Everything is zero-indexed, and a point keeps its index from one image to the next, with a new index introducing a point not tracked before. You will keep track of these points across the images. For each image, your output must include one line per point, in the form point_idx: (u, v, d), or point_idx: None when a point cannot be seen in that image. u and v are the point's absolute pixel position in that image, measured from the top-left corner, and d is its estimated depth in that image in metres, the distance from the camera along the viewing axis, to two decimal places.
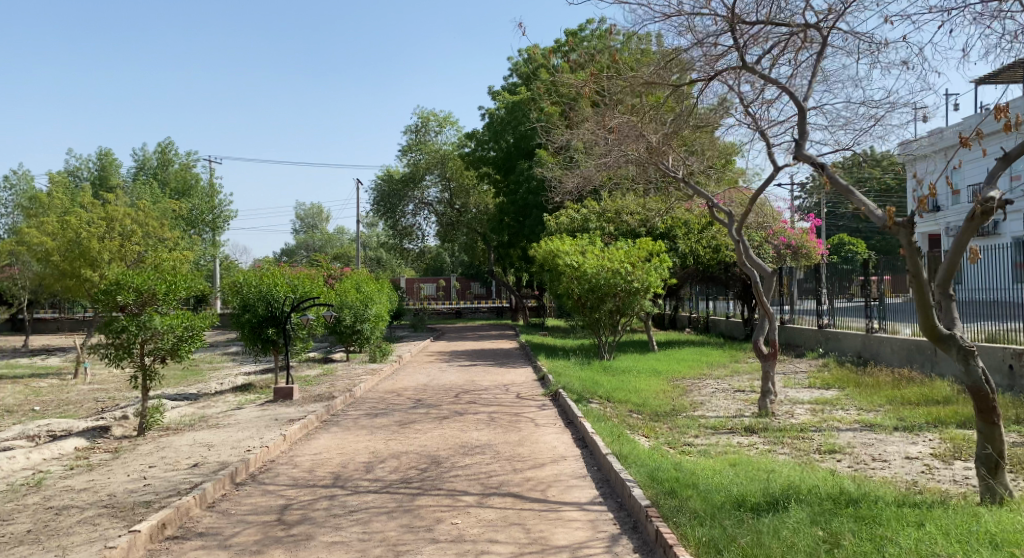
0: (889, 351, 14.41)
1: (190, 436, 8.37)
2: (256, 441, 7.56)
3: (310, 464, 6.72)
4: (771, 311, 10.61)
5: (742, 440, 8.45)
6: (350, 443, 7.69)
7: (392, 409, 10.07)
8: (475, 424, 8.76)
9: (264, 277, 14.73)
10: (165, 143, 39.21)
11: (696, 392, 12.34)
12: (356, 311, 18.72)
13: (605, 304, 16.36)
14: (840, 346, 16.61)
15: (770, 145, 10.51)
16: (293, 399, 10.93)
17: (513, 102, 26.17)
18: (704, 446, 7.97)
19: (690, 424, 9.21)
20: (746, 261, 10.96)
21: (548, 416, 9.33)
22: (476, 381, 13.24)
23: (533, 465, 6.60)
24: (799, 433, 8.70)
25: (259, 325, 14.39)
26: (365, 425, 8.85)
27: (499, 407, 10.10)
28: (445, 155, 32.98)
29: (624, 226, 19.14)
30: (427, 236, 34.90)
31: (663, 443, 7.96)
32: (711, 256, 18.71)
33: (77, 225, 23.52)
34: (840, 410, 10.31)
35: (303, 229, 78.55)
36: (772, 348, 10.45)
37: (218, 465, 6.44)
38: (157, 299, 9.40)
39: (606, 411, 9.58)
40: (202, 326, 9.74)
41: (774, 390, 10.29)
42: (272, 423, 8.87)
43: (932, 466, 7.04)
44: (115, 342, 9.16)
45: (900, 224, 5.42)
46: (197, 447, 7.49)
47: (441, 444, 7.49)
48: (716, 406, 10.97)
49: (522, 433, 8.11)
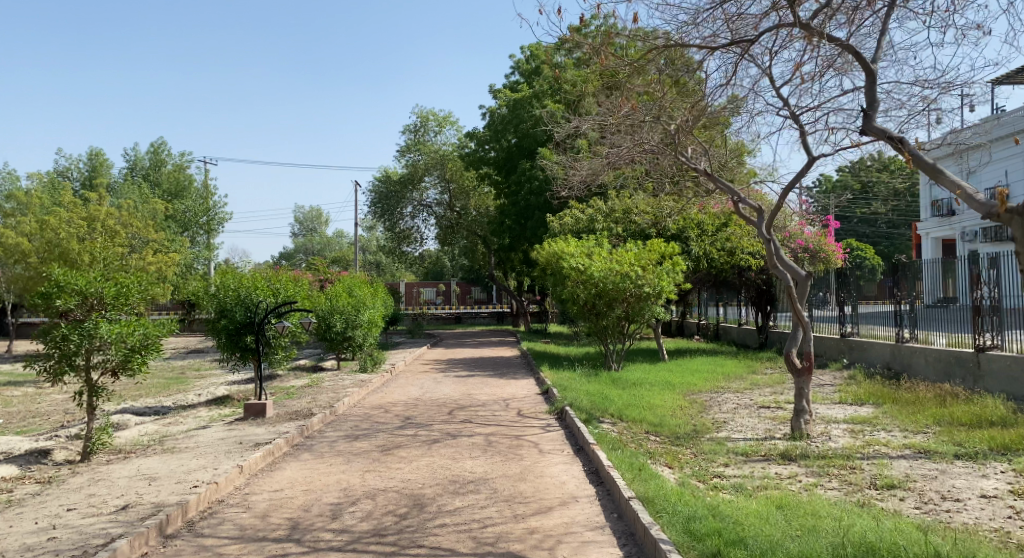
0: (922, 363, 13.21)
1: (136, 465, 7.18)
2: (207, 473, 6.35)
3: (264, 507, 5.51)
4: (806, 320, 9.37)
5: (782, 470, 7.23)
6: (319, 476, 6.47)
7: (377, 430, 8.87)
8: (468, 450, 7.53)
9: (242, 280, 13.56)
10: (158, 143, 38.12)
11: (716, 409, 11.13)
12: (347, 317, 17.52)
13: (613, 310, 15.21)
14: (865, 357, 15.39)
15: (805, 133, 9.41)
16: (266, 416, 9.76)
17: (515, 100, 25.05)
18: (738, 480, 6.78)
19: (716, 450, 8.01)
20: (776, 263, 9.78)
21: (553, 439, 8.11)
22: (473, 394, 12.03)
23: (539, 510, 5.38)
24: (848, 462, 7.46)
25: (236, 333, 13.21)
26: (341, 450, 7.62)
27: (499, 428, 8.88)
28: (444, 155, 31.75)
29: (634, 227, 17.94)
30: (425, 239, 33.69)
31: (689, 476, 6.77)
32: (725, 260, 17.51)
33: (58, 225, 22.41)
34: (883, 433, 9.08)
35: (303, 233, 77.18)
36: (807, 362, 9.20)
37: (149, 510, 5.24)
38: (105, 304, 8.19)
39: (620, 434, 8.40)
40: (159, 334, 8.48)
41: (808, 409, 9.09)
42: (234, 448, 7.67)
43: (1020, 509, 5.79)
44: (55, 352, 7.95)
45: (1014, 212, 4.35)
46: (137, 481, 6.31)
47: (428, 479, 6.26)
48: (741, 426, 9.80)
49: (524, 463, 6.87)
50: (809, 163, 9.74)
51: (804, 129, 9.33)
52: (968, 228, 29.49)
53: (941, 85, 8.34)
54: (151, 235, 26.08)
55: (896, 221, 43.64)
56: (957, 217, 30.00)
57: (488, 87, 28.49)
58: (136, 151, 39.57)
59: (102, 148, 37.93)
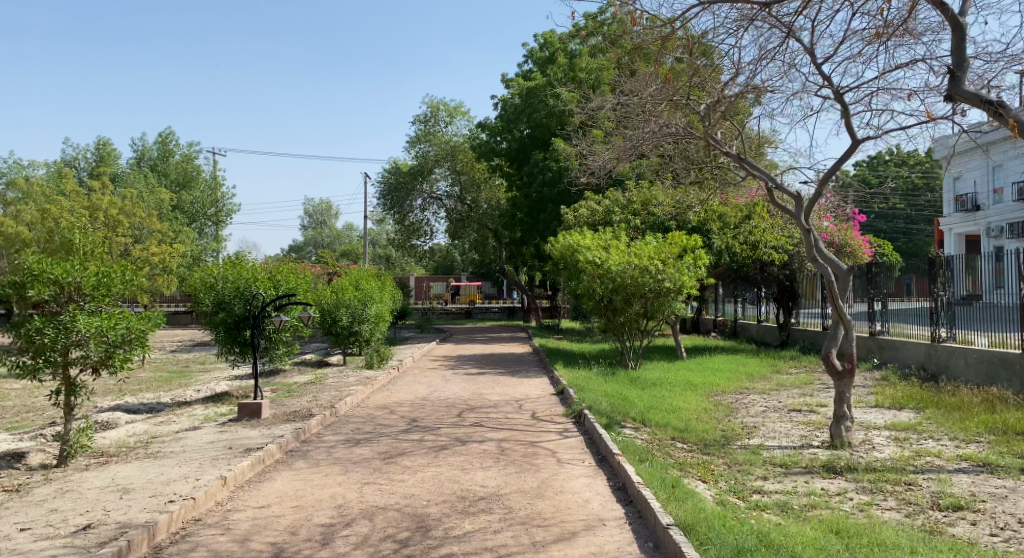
0: (962, 364, 12.42)
1: (112, 473, 6.50)
2: (186, 484, 5.67)
3: (246, 528, 4.82)
4: (847, 318, 8.58)
5: (829, 485, 6.46)
6: (312, 490, 5.76)
7: (381, 434, 8.18)
8: (479, 459, 6.81)
9: (240, 269, 13.03)
10: (166, 134, 37.28)
11: (744, 413, 10.40)
12: (354, 311, 16.87)
13: (631, 306, 14.43)
14: (897, 357, 14.57)
15: (849, 115, 8.67)
16: (261, 417, 9.10)
17: (528, 88, 24.31)
18: (782, 497, 6.06)
19: (753, 461, 7.28)
20: (816, 256, 8.94)
21: (574, 447, 7.40)
22: (483, 394, 11.31)
23: (562, 537, 4.67)
24: (901, 476, 6.69)
25: (235, 327, 12.63)
26: (340, 458, 6.93)
27: (513, 432, 8.19)
28: (455, 146, 30.96)
29: (653, 219, 17.19)
30: (435, 232, 33.04)
31: (727, 493, 6.04)
32: (748, 255, 16.69)
33: (60, 214, 21.82)
34: (933, 442, 8.30)
35: (312, 226, 76.43)
36: (849, 364, 8.43)
37: (111, 532, 4.56)
38: (84, 294, 7.53)
39: (646, 442, 7.69)
40: (144, 328, 7.82)
41: (849, 415, 8.29)
42: (222, 454, 6.98)
43: None
44: (28, 347, 7.29)
45: None
46: (108, 493, 5.62)
47: (435, 494, 5.54)
48: (774, 432, 9.08)
49: (542, 476, 6.14)
50: (853, 148, 8.98)
51: (847, 110, 8.58)
52: (993, 221, 28.80)
53: (1006, 59, 7.60)
54: (156, 226, 25.42)
55: (915, 216, 42.69)
56: (981, 213, 29.08)
57: (501, 77, 27.75)
58: (143, 142, 38.98)
59: (110, 138, 37.43)
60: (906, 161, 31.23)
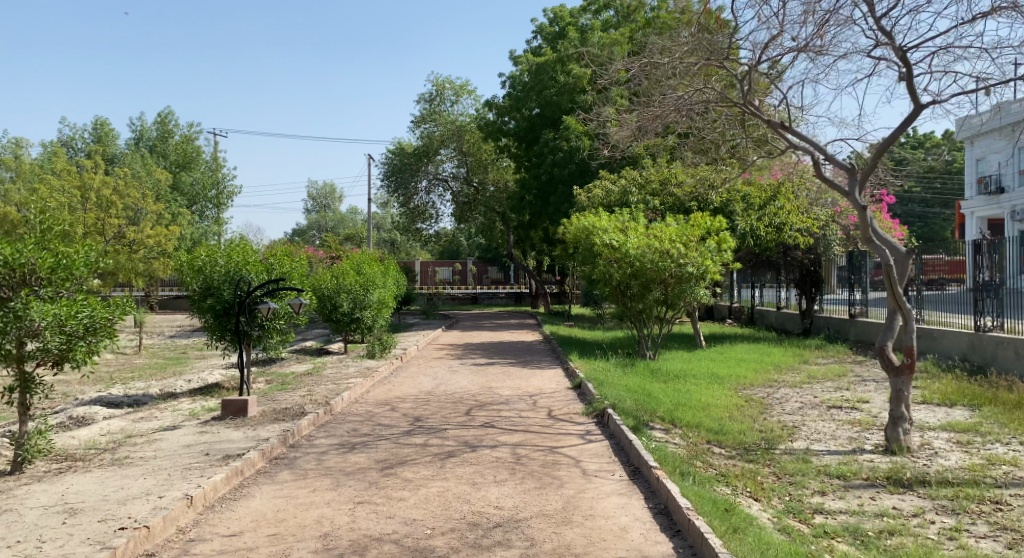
0: (1011, 355, 11.43)
1: (65, 485, 5.58)
2: (144, 505, 4.77)
3: None
4: (907, 307, 7.62)
5: (901, 503, 5.52)
6: (294, 511, 4.84)
7: (380, 436, 7.25)
8: (492, 470, 5.86)
9: (232, 252, 12.06)
10: (166, 114, 36.12)
11: (779, 410, 9.43)
12: (355, 296, 15.90)
13: (649, 293, 13.47)
14: (935, 346, 13.57)
15: (913, 76, 7.67)
16: (247, 415, 8.20)
17: (537, 64, 23.16)
18: (851, 520, 5.12)
19: (805, 471, 6.34)
20: (872, 237, 7.92)
21: (600, 455, 6.46)
22: (493, 389, 10.36)
23: None
24: (985, 492, 5.72)
25: (224, 314, 11.78)
26: (332, 468, 6.01)
27: (529, 435, 7.25)
28: (462, 127, 29.78)
29: (672, 200, 16.22)
30: (440, 216, 32.07)
31: (787, 516, 5.11)
32: (773, 238, 15.68)
33: (51, 196, 20.98)
34: (1001, 447, 7.34)
35: (316, 210, 75.39)
36: (908, 359, 7.44)
37: None
38: (39, 279, 6.63)
39: (681, 449, 6.75)
40: (109, 315, 6.91)
41: (908, 416, 7.34)
42: (197, 463, 6.07)
43: None
44: None
45: None
46: (50, 515, 4.72)
47: (440, 519, 4.62)
48: (820, 433, 8.12)
49: (567, 494, 5.21)
50: (913, 115, 8.00)
51: (910, 70, 7.59)
52: (1018, 205, 27.31)
53: None
54: (152, 207, 24.54)
55: (931, 199, 41.51)
56: (1007, 195, 27.78)
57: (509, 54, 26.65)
58: (143, 123, 38.04)
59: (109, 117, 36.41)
60: (926, 142, 30.00)
